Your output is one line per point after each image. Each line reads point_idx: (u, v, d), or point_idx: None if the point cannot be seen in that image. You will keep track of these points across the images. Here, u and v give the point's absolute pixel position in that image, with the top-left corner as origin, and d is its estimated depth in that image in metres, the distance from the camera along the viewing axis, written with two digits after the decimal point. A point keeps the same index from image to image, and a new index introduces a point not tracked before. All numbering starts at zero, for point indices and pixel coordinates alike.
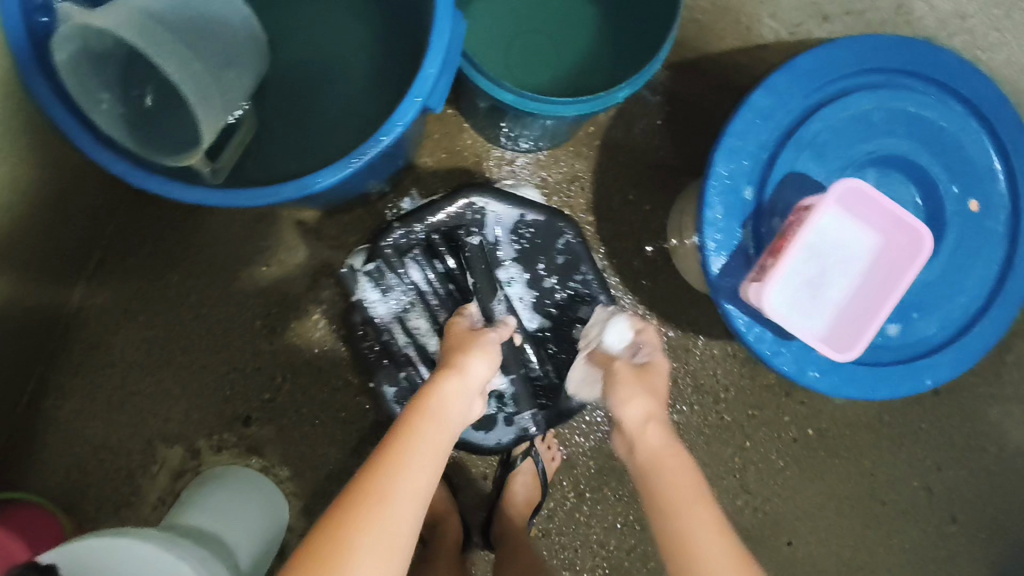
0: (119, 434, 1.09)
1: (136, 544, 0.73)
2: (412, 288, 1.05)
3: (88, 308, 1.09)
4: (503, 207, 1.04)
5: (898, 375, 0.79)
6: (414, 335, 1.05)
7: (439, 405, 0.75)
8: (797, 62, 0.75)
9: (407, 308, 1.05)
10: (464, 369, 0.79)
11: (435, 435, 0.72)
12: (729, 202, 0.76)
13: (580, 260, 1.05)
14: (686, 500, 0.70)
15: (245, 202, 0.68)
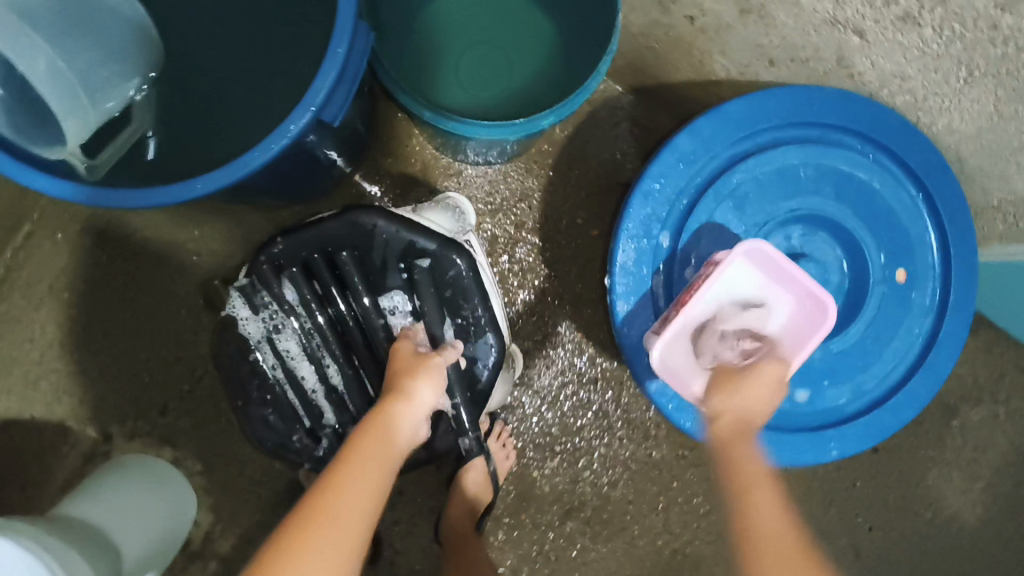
0: (33, 411, 1.08)
1: (4, 545, 0.71)
2: (287, 310, 0.89)
3: (10, 281, 1.07)
4: (392, 229, 0.85)
5: (806, 443, 0.77)
6: (285, 359, 0.90)
7: (382, 431, 0.71)
8: (725, 108, 0.72)
9: (280, 331, 0.90)
10: (411, 394, 0.74)
11: (378, 461, 0.68)
12: (640, 248, 0.73)
13: (470, 297, 0.87)
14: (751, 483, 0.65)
15: (125, 202, 0.65)
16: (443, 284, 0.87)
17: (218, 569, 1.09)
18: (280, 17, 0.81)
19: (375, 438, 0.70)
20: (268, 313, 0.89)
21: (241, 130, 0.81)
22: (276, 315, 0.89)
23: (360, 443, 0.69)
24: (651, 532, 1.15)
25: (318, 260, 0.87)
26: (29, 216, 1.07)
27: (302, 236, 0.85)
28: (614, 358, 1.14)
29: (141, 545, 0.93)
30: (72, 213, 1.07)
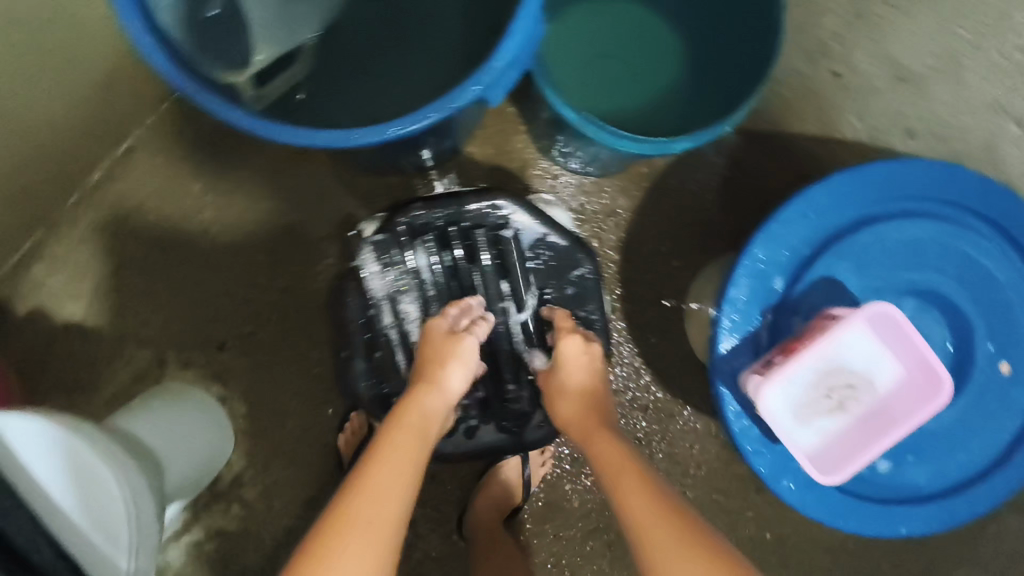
0: (96, 320, 1.08)
1: (82, 450, 0.70)
2: (412, 272, 0.96)
3: (102, 190, 1.08)
4: (529, 220, 0.95)
5: (873, 513, 0.76)
6: (400, 319, 0.96)
7: (416, 414, 0.77)
8: (868, 169, 0.72)
9: (401, 291, 0.96)
10: (442, 381, 0.81)
11: (412, 443, 0.75)
12: (755, 287, 0.73)
13: (589, 297, 0.96)
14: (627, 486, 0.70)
15: (276, 135, 0.64)
16: (566, 280, 0.97)
17: (240, 513, 1.09)
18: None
19: (409, 420, 0.77)
20: (395, 272, 0.96)
21: (381, 90, 0.79)
22: (400, 275, 0.96)
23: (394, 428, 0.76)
24: None
25: (453, 233, 0.95)
26: (136, 131, 1.08)
27: (445, 207, 0.94)
28: (668, 390, 1.14)
29: (182, 469, 0.93)
30: (177, 136, 1.08)
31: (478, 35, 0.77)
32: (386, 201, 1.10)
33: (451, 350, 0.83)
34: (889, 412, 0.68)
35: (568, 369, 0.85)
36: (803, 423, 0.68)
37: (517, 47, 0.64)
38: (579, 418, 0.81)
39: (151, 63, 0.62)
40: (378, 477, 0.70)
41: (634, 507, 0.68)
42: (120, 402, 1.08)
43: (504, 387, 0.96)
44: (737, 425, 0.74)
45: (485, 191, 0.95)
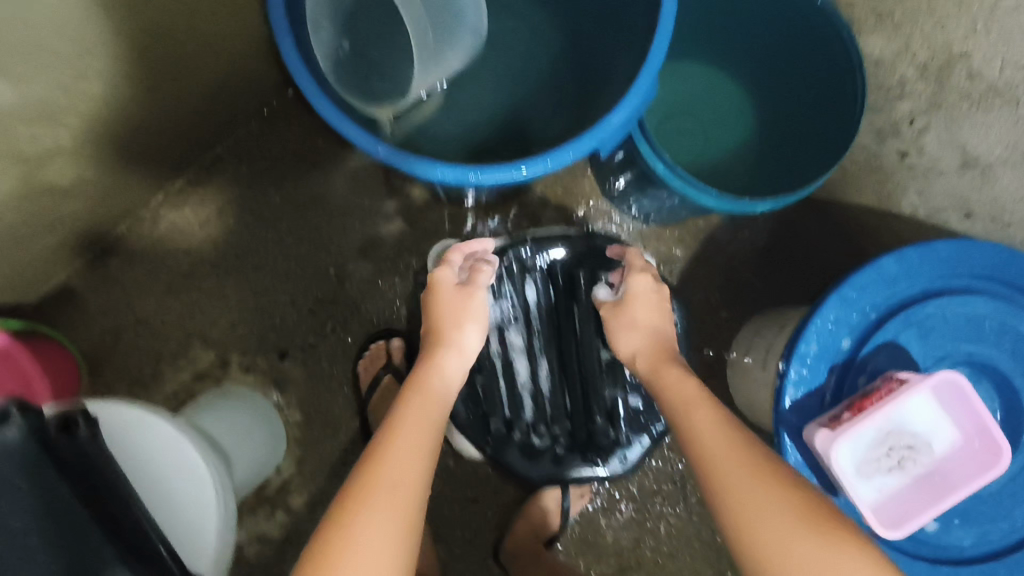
0: (166, 318, 1.12)
1: (159, 422, 0.73)
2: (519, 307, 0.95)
3: (186, 195, 1.13)
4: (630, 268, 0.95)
5: (918, 571, 0.80)
6: (506, 349, 0.95)
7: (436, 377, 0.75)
8: (933, 246, 0.78)
9: (508, 322, 0.95)
10: (456, 342, 0.79)
11: (425, 406, 0.73)
12: (823, 345, 0.78)
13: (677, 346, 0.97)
14: (691, 400, 0.72)
15: (411, 167, 0.68)
16: None
17: (283, 519, 1.11)
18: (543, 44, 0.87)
19: (427, 384, 0.75)
20: (503, 304, 0.95)
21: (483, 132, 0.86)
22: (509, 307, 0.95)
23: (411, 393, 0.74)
24: None
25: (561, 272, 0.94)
26: (225, 142, 1.13)
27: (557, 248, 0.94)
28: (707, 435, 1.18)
29: (246, 467, 0.96)
30: (263, 152, 1.14)
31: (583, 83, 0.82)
32: (455, 229, 1.16)
33: (462, 305, 0.81)
34: (946, 472, 0.72)
35: (635, 305, 0.83)
36: (866, 479, 0.72)
37: (628, 112, 0.69)
38: (647, 353, 0.80)
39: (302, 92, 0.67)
40: (398, 438, 0.66)
41: (707, 434, 0.67)
42: (179, 399, 1.11)
43: (594, 423, 0.95)
44: (796, 474, 0.78)
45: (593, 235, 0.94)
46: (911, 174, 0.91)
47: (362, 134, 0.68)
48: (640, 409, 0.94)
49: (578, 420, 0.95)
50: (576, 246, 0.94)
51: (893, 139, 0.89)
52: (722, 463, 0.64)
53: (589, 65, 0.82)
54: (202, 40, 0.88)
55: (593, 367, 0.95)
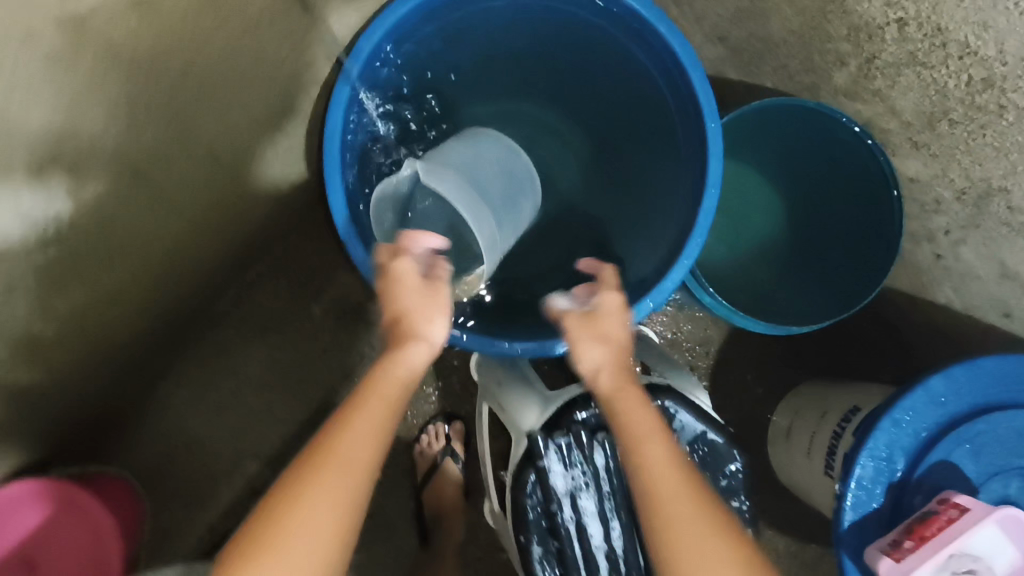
0: (219, 437, 1.15)
1: None
2: (596, 469, 0.84)
3: (230, 317, 1.15)
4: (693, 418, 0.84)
5: None
6: (581, 516, 0.84)
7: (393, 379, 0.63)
8: (978, 364, 0.80)
9: (582, 487, 0.84)
10: (429, 336, 0.65)
11: (379, 413, 0.61)
12: (878, 467, 0.80)
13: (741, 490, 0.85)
14: (636, 436, 0.62)
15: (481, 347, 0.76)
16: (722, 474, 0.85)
17: None
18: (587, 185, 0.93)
19: (388, 377, 0.62)
20: (577, 468, 0.84)
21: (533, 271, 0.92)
22: (582, 472, 0.84)
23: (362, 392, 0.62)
24: None
25: None
26: (264, 261, 1.14)
27: None
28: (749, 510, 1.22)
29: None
30: (299, 267, 1.15)
31: (630, 231, 0.87)
32: None
33: (432, 297, 0.66)
34: None
35: (603, 318, 0.69)
36: None
37: (678, 278, 0.74)
38: (611, 368, 0.67)
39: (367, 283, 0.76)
40: (337, 453, 0.57)
41: (657, 484, 0.59)
42: (239, 516, 1.14)
43: None
44: None
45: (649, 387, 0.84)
46: (947, 273, 0.92)
47: None
48: None
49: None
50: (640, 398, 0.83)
51: (929, 244, 0.91)
52: (657, 490, 0.59)
53: (636, 207, 0.87)
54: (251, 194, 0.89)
55: None
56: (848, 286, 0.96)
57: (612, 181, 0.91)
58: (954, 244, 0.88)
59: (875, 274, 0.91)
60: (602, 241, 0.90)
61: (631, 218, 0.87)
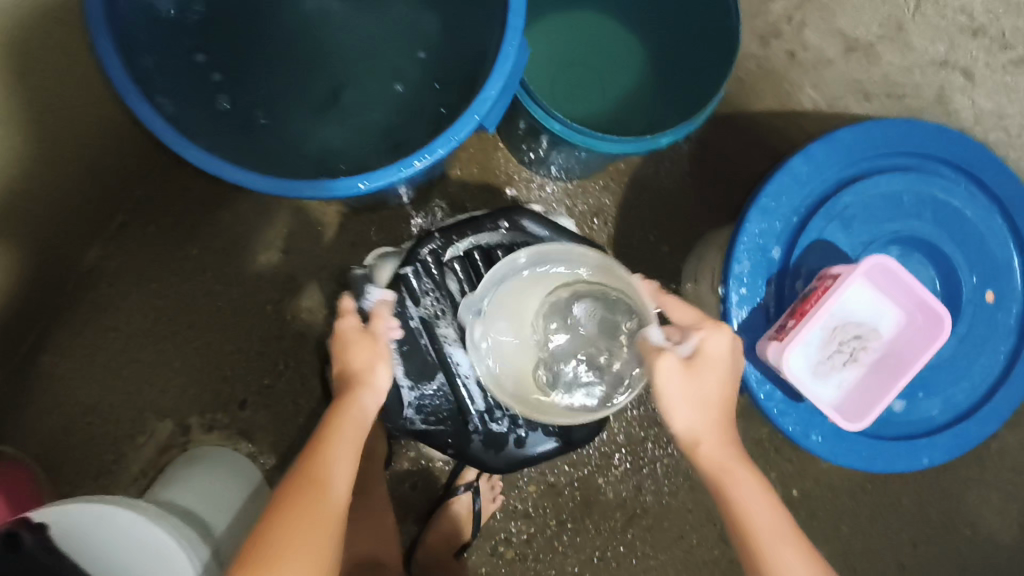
0: (114, 400, 1.08)
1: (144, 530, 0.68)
2: (448, 299, 0.85)
3: (101, 270, 1.09)
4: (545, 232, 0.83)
5: (897, 451, 0.81)
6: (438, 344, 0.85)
7: (354, 416, 0.70)
8: (836, 135, 0.77)
9: (438, 318, 0.85)
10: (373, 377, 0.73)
11: (347, 468, 0.67)
12: (756, 260, 0.78)
13: None
14: (757, 515, 0.69)
15: (281, 190, 0.66)
16: None
17: None
18: (411, 15, 0.82)
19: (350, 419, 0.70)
20: (429, 301, 0.84)
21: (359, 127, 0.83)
22: (434, 303, 0.84)
23: (318, 450, 0.67)
24: (709, 541, 1.18)
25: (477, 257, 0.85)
26: (123, 206, 1.08)
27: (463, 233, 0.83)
28: None
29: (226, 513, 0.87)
30: (164, 209, 1.10)
31: (456, 58, 0.79)
32: (379, 236, 1.12)
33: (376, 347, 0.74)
34: (897, 349, 0.74)
35: (680, 387, 0.69)
36: (821, 377, 0.74)
37: (499, 86, 0.68)
38: (711, 436, 0.70)
39: (149, 128, 0.64)
40: (328, 518, 0.64)
41: (784, 557, 0.68)
42: (149, 477, 1.08)
43: None
44: (760, 391, 0.78)
45: (499, 210, 0.83)
46: (802, 69, 0.98)
47: (233, 169, 0.65)
48: None
49: None
50: (494, 224, 0.83)
51: (778, 40, 0.97)
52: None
53: (459, 30, 0.78)
54: None
55: None
56: (704, 96, 0.90)
57: (428, 17, 0.81)
58: (798, 30, 0.95)
59: (725, 65, 0.85)
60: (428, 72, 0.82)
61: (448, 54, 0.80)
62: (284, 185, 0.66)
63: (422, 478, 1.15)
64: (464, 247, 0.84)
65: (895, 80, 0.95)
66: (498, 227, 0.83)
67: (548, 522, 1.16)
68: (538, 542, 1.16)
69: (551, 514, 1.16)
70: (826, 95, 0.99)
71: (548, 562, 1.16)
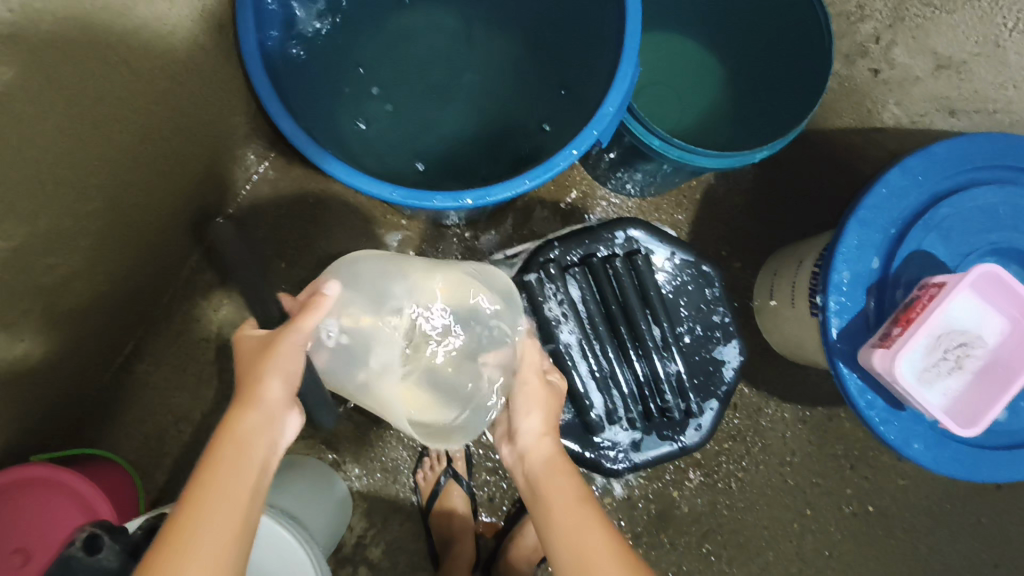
0: (203, 409, 1.12)
1: None
2: (568, 306, 0.89)
3: (195, 283, 1.13)
4: (655, 245, 0.91)
5: (1001, 461, 0.81)
6: (560, 350, 0.89)
7: (236, 447, 0.60)
8: (933, 150, 0.80)
9: (558, 322, 0.89)
10: (260, 400, 0.63)
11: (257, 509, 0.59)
12: (855, 271, 0.79)
13: (721, 299, 0.92)
14: (571, 502, 0.70)
15: (412, 200, 0.71)
16: (695, 297, 0.92)
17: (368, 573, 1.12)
18: (514, 41, 0.88)
19: (225, 456, 0.59)
20: (550, 308, 0.88)
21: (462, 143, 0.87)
22: (554, 310, 0.89)
23: (198, 500, 0.55)
24: (786, 558, 1.17)
25: (595, 266, 0.89)
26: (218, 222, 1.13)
27: (581, 244, 0.89)
28: (753, 385, 1.18)
29: (301, 505, 0.93)
30: (254, 226, 1.14)
31: (561, 79, 0.84)
32: (460, 251, 1.16)
33: (264, 358, 0.64)
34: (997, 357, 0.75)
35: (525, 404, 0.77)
36: (926, 384, 0.74)
37: (618, 103, 0.71)
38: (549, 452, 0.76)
39: (292, 142, 0.71)
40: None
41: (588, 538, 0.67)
42: None
43: (658, 389, 0.91)
44: (862, 400, 0.79)
45: (613, 222, 0.90)
46: (887, 87, 1.02)
47: (372, 183, 0.70)
48: (701, 374, 0.92)
49: (644, 398, 0.91)
50: (608, 235, 0.89)
51: (863, 59, 1.01)
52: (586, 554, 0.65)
53: (564, 54, 0.83)
54: (183, 130, 0.88)
55: (650, 344, 0.90)
56: (791, 115, 0.94)
57: (530, 43, 0.87)
58: (886, 49, 0.99)
59: (817, 84, 0.88)
60: (531, 95, 0.87)
61: (561, 62, 0.84)
62: (415, 196, 0.71)
63: (500, 490, 1.17)
64: (580, 256, 0.89)
65: (986, 96, 0.96)
66: (614, 239, 0.89)
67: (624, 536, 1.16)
68: None
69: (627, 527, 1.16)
70: (910, 113, 1.02)
71: None
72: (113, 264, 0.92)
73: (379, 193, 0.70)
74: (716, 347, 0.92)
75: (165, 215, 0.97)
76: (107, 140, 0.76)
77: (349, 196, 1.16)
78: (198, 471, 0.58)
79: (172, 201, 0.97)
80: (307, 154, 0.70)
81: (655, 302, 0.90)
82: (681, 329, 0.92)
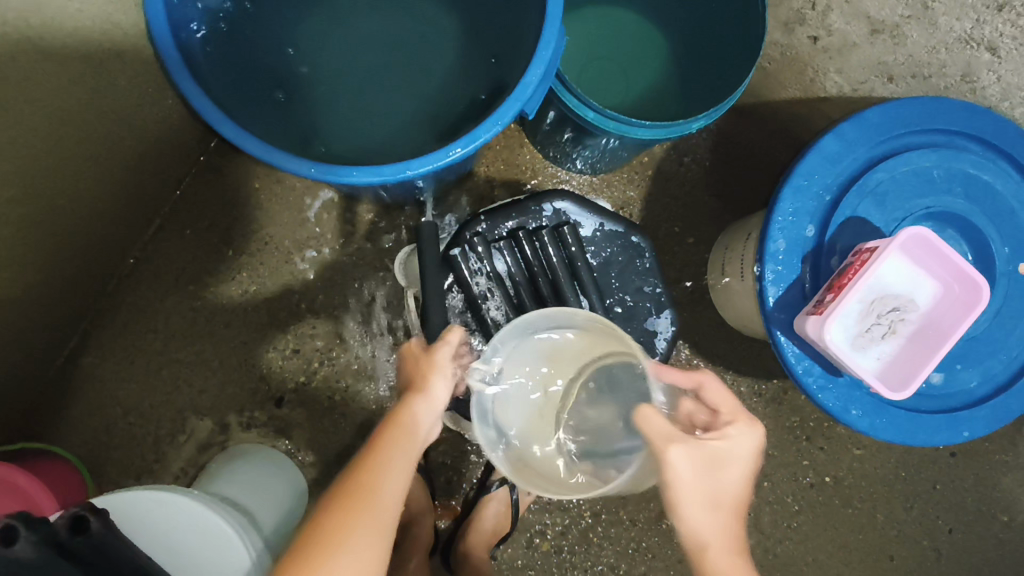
0: (152, 400, 1.10)
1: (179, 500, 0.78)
2: (495, 279, 0.89)
3: (140, 272, 1.11)
4: (582, 215, 0.91)
5: (936, 424, 0.81)
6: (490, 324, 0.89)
7: (404, 432, 0.62)
8: (865, 115, 0.79)
9: (485, 295, 0.89)
10: (428, 397, 0.64)
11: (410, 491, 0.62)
12: (791, 238, 0.79)
13: (655, 271, 0.92)
14: None
15: (333, 176, 0.69)
16: (627, 267, 0.91)
17: None
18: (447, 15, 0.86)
19: (389, 440, 0.62)
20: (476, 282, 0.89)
21: (395, 120, 0.86)
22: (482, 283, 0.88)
23: (371, 476, 0.60)
24: None
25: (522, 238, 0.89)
26: (161, 210, 1.11)
27: (508, 218, 0.90)
28: (708, 360, 1.17)
29: (270, 508, 0.90)
30: (199, 214, 1.12)
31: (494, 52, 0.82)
32: (409, 232, 1.14)
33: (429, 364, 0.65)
34: (949, 313, 0.74)
35: (693, 483, 0.63)
36: (860, 349, 0.74)
37: (541, 71, 0.70)
38: (722, 535, 0.64)
39: (205, 119, 0.69)
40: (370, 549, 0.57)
41: None
42: (190, 475, 1.10)
43: None
44: (798, 367, 0.79)
45: (539, 195, 0.90)
46: (827, 54, 1.06)
47: (290, 159, 0.69)
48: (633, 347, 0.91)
49: None
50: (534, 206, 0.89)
51: (802, 27, 1.05)
52: None
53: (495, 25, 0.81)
54: (109, 113, 0.86)
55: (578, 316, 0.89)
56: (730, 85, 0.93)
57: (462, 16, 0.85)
58: (823, 15, 1.05)
59: (752, 52, 0.87)
60: (466, 69, 0.85)
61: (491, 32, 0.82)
62: (333, 170, 0.69)
63: (457, 474, 1.16)
64: (509, 229, 0.89)
65: (920, 59, 1.05)
66: (541, 212, 0.90)
67: (582, 514, 1.16)
68: (573, 534, 1.16)
69: (586, 506, 1.16)
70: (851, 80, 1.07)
71: (583, 555, 1.16)
72: (44, 252, 0.90)
73: (298, 169, 0.69)
74: (651, 319, 0.91)
75: (99, 202, 0.95)
76: (19, 123, 0.74)
77: (297, 180, 1.14)
78: (368, 442, 0.62)
79: (107, 186, 0.94)
80: (222, 131, 0.68)
81: (585, 273, 0.89)
82: (612, 300, 0.91)
